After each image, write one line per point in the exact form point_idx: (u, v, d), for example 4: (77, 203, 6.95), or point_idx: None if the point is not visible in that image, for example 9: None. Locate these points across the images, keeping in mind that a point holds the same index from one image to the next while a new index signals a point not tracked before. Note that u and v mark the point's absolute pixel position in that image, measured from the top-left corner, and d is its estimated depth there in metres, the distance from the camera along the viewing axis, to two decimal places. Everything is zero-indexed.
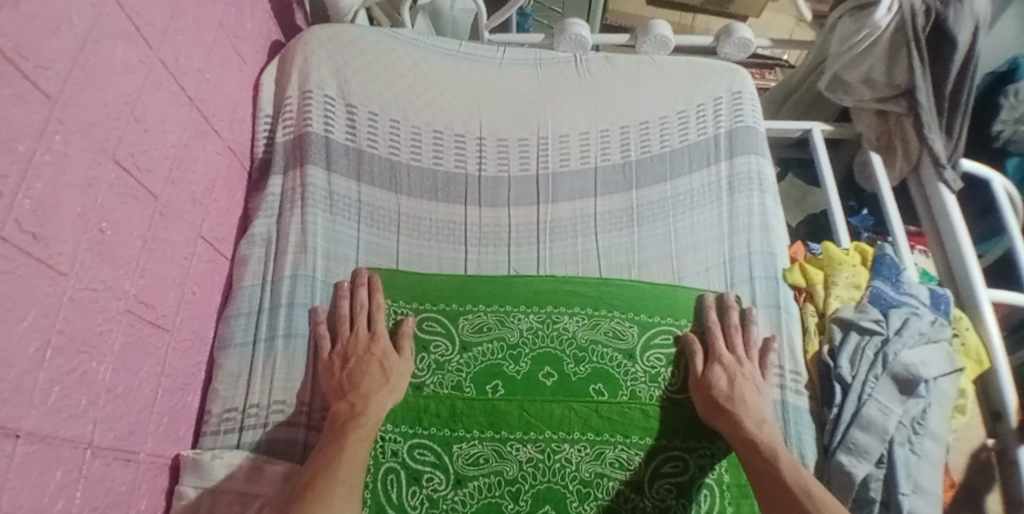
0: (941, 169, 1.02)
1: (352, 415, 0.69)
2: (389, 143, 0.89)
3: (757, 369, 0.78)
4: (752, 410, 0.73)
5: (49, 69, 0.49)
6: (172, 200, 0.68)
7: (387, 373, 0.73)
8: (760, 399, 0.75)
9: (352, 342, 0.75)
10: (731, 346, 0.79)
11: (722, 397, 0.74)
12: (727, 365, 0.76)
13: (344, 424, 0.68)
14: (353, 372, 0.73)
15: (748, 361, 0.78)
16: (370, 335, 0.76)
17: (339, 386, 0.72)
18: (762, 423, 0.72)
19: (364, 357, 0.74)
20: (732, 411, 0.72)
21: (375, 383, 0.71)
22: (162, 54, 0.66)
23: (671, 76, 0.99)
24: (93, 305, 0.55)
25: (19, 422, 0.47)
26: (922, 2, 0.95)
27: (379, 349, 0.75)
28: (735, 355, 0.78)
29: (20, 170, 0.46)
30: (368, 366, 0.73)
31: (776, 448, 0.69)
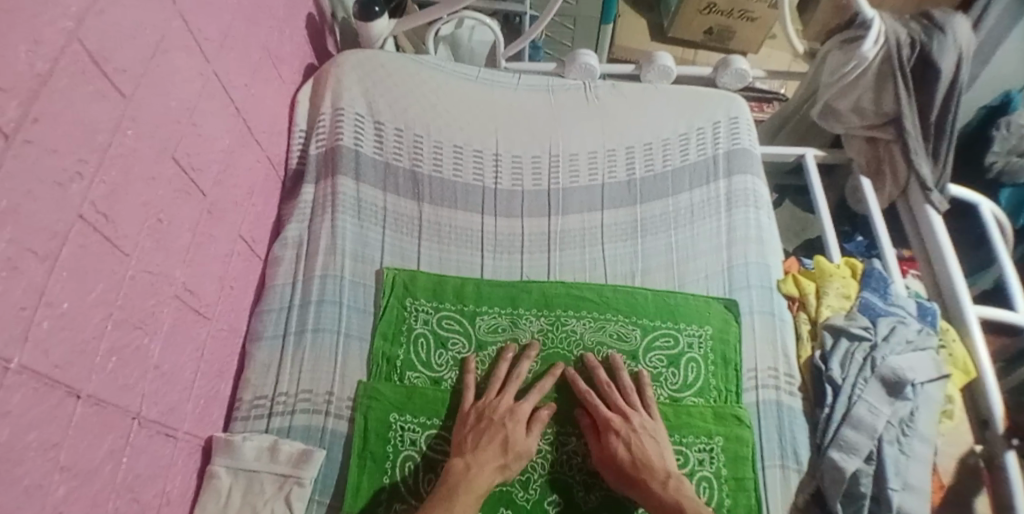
0: (928, 193, 1.08)
1: (466, 476, 0.69)
2: (413, 157, 0.97)
3: (647, 424, 0.77)
4: (655, 467, 0.72)
5: (124, 72, 0.57)
6: (218, 199, 0.75)
7: (514, 443, 0.72)
8: (659, 451, 0.74)
9: (492, 404, 0.76)
10: (613, 406, 0.78)
11: (620, 461, 0.72)
12: (616, 426, 0.75)
13: (457, 483, 0.68)
14: (484, 432, 0.73)
15: (636, 416, 0.77)
16: (513, 404, 0.76)
17: (464, 442, 0.73)
18: (667, 480, 0.71)
19: (499, 424, 0.74)
20: (634, 475, 0.71)
21: (499, 451, 0.72)
22: (216, 68, 0.74)
23: (673, 101, 1.06)
24: (148, 286, 0.61)
25: (82, 384, 0.52)
26: (907, 38, 1.04)
27: (516, 418, 0.75)
28: (620, 414, 0.77)
29: (98, 157, 0.53)
30: (497, 430, 0.73)
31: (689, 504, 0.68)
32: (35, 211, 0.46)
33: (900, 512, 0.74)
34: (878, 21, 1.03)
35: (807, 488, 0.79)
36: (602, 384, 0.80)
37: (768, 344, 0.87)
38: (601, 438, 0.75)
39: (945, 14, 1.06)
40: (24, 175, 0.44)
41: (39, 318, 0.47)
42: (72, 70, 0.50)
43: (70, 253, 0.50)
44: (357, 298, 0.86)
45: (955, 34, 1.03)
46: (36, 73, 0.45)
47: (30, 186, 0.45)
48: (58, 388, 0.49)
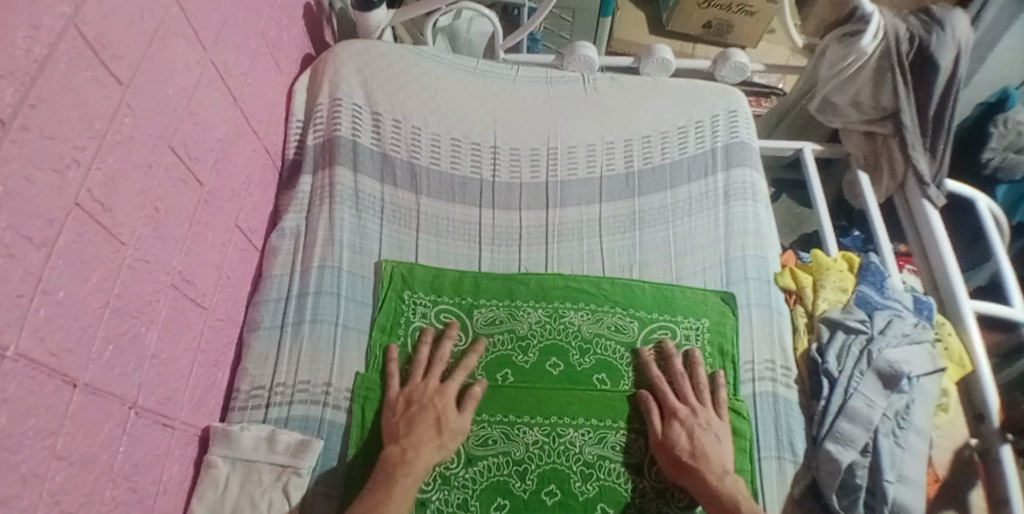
0: (925, 187, 1.09)
1: (402, 461, 0.69)
2: (410, 148, 0.96)
3: (713, 417, 0.78)
4: (713, 462, 0.73)
5: (122, 58, 0.56)
6: (215, 188, 0.75)
7: (444, 426, 0.73)
8: (720, 447, 0.75)
9: (419, 390, 0.77)
10: (682, 398, 0.80)
11: (683, 452, 0.74)
12: (682, 417, 0.77)
13: (395, 469, 0.69)
14: (413, 418, 0.74)
15: (702, 410, 0.79)
16: (438, 386, 0.77)
17: (396, 429, 0.74)
18: (724, 474, 0.72)
19: (427, 407, 0.75)
20: (693, 465, 0.73)
21: (429, 434, 0.72)
22: (214, 57, 0.74)
23: (673, 95, 1.06)
24: (146, 275, 0.61)
25: (78, 373, 0.52)
26: (906, 32, 1.04)
27: (442, 400, 0.76)
28: (688, 406, 0.78)
29: (96, 144, 0.53)
30: (426, 414, 0.74)
31: (741, 498, 0.69)
32: (32, 197, 0.45)
33: (895, 504, 0.75)
34: (878, 15, 1.03)
35: (803, 479, 0.79)
36: (675, 377, 0.82)
37: (765, 337, 0.88)
38: (664, 427, 0.77)
39: (944, 10, 1.06)
40: (20, 160, 0.44)
41: (36, 306, 0.46)
42: (71, 56, 0.49)
43: (67, 240, 0.50)
44: (356, 290, 0.86)
45: (954, 30, 1.03)
46: (33, 58, 0.45)
47: (27, 172, 0.45)
48: (54, 377, 0.49)
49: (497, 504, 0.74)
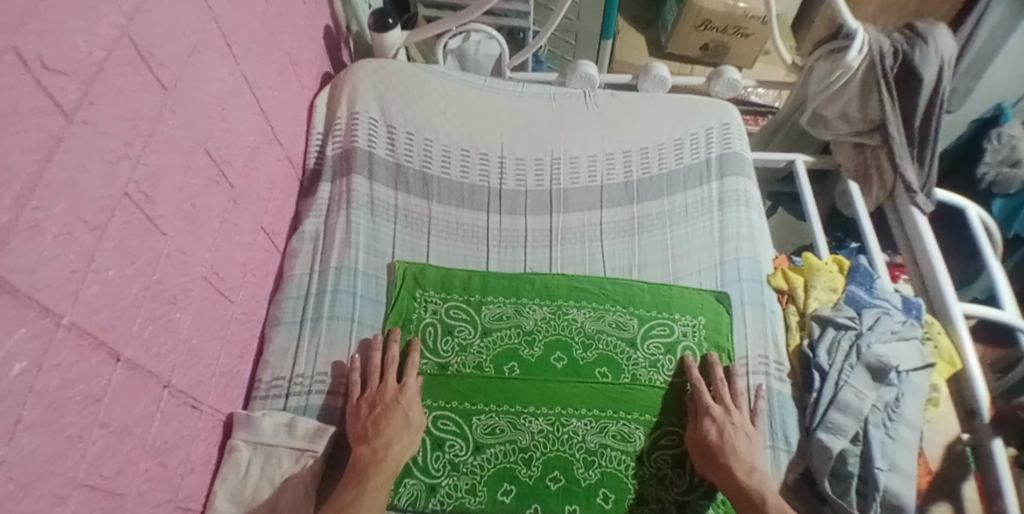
0: (913, 195, 1.13)
1: (376, 461, 0.73)
2: (422, 158, 1.03)
3: (745, 417, 0.82)
4: (743, 458, 0.77)
5: (166, 67, 0.63)
6: (243, 191, 0.81)
7: (409, 425, 0.78)
8: (750, 447, 0.79)
9: (380, 393, 0.80)
10: (719, 397, 0.84)
11: (716, 448, 0.77)
12: (716, 416, 0.80)
13: (368, 468, 0.73)
14: (379, 419, 0.77)
15: (736, 410, 0.82)
16: (398, 387, 0.81)
17: (364, 431, 0.77)
18: (751, 472, 0.75)
19: (392, 407, 0.79)
20: (723, 459, 0.76)
21: (397, 433, 0.76)
22: (244, 70, 0.81)
23: (670, 109, 1.12)
24: (180, 265, 0.67)
25: (120, 348, 0.58)
26: (890, 47, 1.10)
27: (405, 401, 0.80)
28: (722, 405, 0.82)
29: (143, 142, 0.59)
30: (395, 415, 0.78)
31: (766, 493, 0.72)
32: (88, 186, 0.52)
33: (886, 492, 0.77)
34: (863, 31, 1.09)
35: (796, 467, 0.83)
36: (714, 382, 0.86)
37: (759, 334, 0.92)
38: (697, 423, 0.81)
39: (928, 25, 1.11)
40: (79, 151, 0.50)
41: (88, 282, 0.52)
42: (123, 61, 0.56)
43: (117, 226, 0.56)
44: (370, 289, 0.91)
45: (937, 44, 1.08)
46: (92, 61, 0.51)
47: (83, 162, 0.51)
48: (100, 348, 0.55)
49: (504, 489, 0.78)
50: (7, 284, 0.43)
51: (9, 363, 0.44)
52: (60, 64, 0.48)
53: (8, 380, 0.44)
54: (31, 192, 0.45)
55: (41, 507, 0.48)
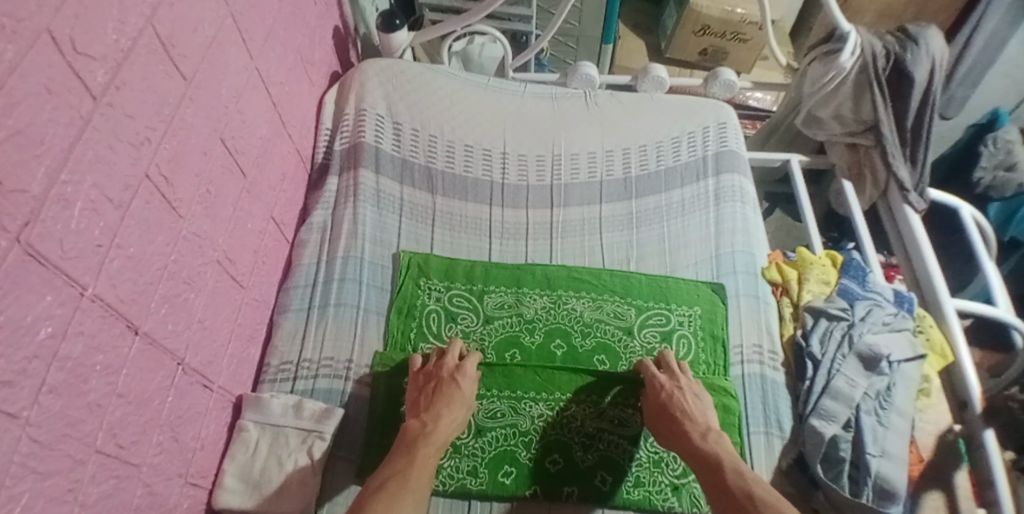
0: (906, 194, 1.17)
1: (424, 433, 0.75)
2: (427, 153, 1.06)
3: (694, 382, 0.83)
4: (697, 421, 0.78)
5: (187, 57, 0.66)
6: (255, 180, 0.84)
7: (462, 400, 0.79)
8: (701, 407, 0.80)
9: (437, 368, 0.82)
10: (665, 369, 0.85)
11: (670, 414, 0.78)
12: (664, 385, 0.81)
13: (416, 440, 0.74)
14: (435, 392, 0.79)
15: (682, 376, 0.84)
16: (457, 365, 0.82)
17: (417, 404, 0.79)
18: (707, 434, 0.77)
19: (445, 381, 0.79)
20: (678, 424, 0.77)
21: (449, 407, 0.77)
22: (258, 65, 0.84)
23: (668, 108, 1.15)
24: (197, 248, 0.70)
25: (139, 322, 0.60)
26: (882, 48, 1.12)
27: (462, 378, 0.80)
28: (669, 375, 0.84)
29: (164, 127, 0.63)
30: (449, 390, 0.78)
31: (722, 456, 0.74)
32: (114, 166, 0.55)
33: (877, 477, 0.79)
34: (854, 34, 1.12)
35: (790, 452, 0.85)
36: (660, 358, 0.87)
37: (753, 325, 0.94)
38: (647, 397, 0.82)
39: (918, 27, 1.14)
40: (107, 132, 0.54)
41: (111, 257, 0.55)
42: (148, 49, 0.59)
43: (138, 205, 0.59)
44: (376, 278, 0.94)
45: (928, 46, 1.11)
46: (120, 47, 0.55)
47: (110, 142, 0.54)
48: (120, 321, 0.57)
49: (505, 471, 0.80)
50: (38, 252, 0.46)
51: (36, 327, 0.47)
52: (91, 49, 0.51)
53: (36, 343, 0.47)
54: (61, 167, 0.48)
55: (61, 467, 0.51)
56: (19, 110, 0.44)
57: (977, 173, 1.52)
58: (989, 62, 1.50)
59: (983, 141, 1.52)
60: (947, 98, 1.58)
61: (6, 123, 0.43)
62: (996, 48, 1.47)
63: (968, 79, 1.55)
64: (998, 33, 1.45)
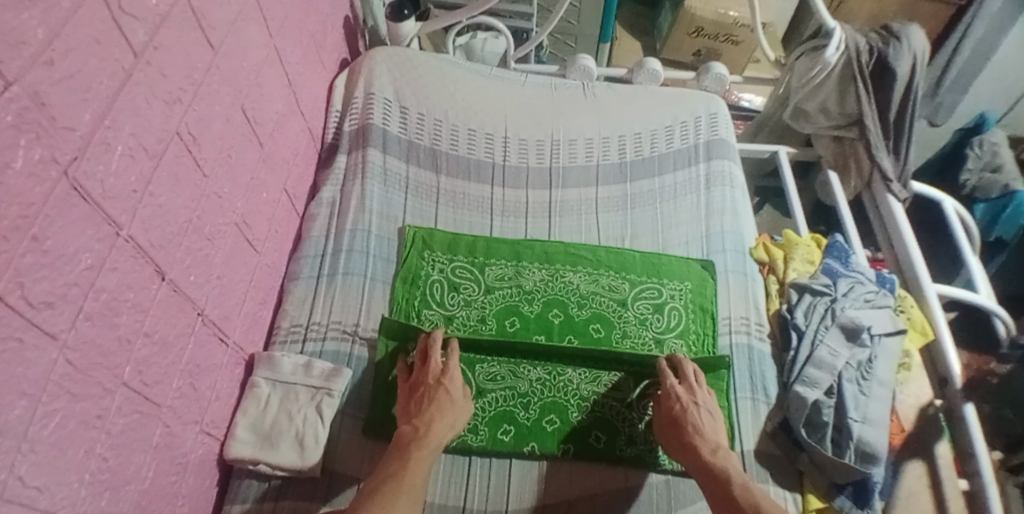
0: (889, 184, 1.21)
1: (416, 437, 0.74)
2: (432, 136, 1.11)
3: (709, 395, 0.83)
4: (708, 437, 0.78)
5: (215, 29, 0.71)
6: (270, 152, 0.89)
7: (453, 404, 0.79)
8: (714, 424, 0.80)
9: (423, 375, 0.82)
10: (683, 376, 0.84)
11: (682, 429, 0.79)
12: (681, 396, 0.81)
13: (408, 445, 0.74)
14: (423, 398, 0.79)
15: (699, 388, 0.83)
16: (442, 368, 0.82)
17: (408, 411, 0.79)
18: (717, 449, 0.77)
19: (433, 387, 0.80)
20: (689, 439, 0.78)
21: (439, 411, 0.77)
22: (277, 45, 0.89)
23: (662, 100, 1.21)
24: (218, 208, 0.75)
25: (167, 269, 0.65)
26: (866, 44, 1.19)
27: (448, 382, 0.80)
28: (686, 384, 0.83)
29: (193, 90, 0.67)
30: (437, 396, 0.79)
31: (729, 470, 0.73)
32: (149, 119, 0.59)
33: (858, 440, 0.83)
34: (840, 31, 1.18)
35: (775, 417, 0.89)
36: (675, 361, 0.87)
37: (740, 298, 0.99)
38: (665, 402, 0.82)
39: (901, 25, 1.20)
40: (144, 88, 0.58)
41: (144, 203, 0.59)
42: (182, 17, 0.64)
43: (169, 159, 0.63)
44: (382, 250, 0.99)
45: (910, 42, 1.17)
46: (158, 12, 0.60)
47: (146, 97, 0.59)
48: (150, 264, 0.61)
49: (503, 429, 0.85)
50: (82, 188, 0.50)
51: (77, 257, 0.50)
52: (133, 10, 0.56)
53: (77, 270, 0.50)
54: (104, 113, 0.53)
55: (92, 393, 0.54)
56: (72, 56, 0.48)
57: (963, 175, 1.57)
58: (978, 68, 1.57)
59: (971, 145, 1.57)
60: (936, 104, 1.66)
61: (62, 66, 0.47)
62: (985, 53, 1.55)
63: (956, 85, 1.62)
64: (986, 39, 1.52)
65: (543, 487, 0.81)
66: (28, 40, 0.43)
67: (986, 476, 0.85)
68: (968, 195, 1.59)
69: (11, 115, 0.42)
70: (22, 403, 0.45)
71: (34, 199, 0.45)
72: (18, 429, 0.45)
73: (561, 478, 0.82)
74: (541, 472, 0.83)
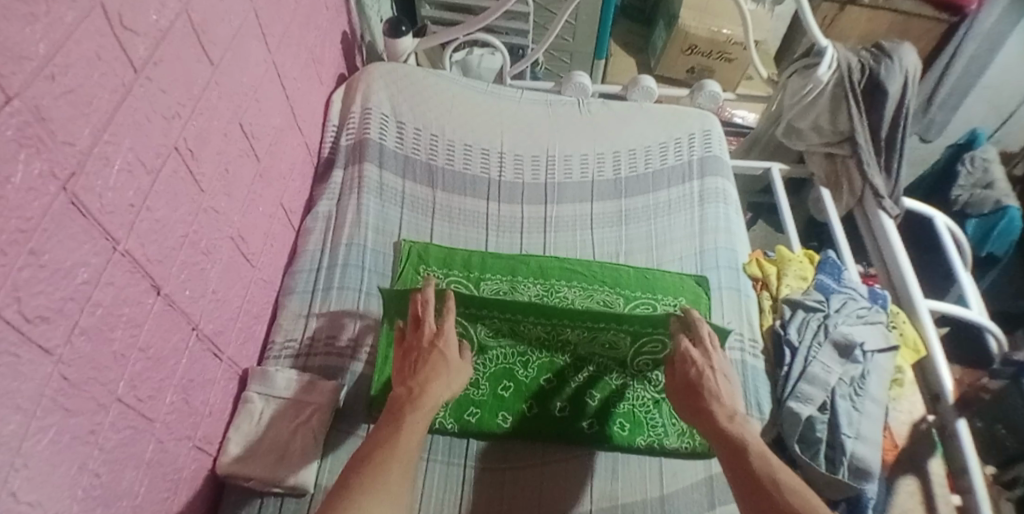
0: (880, 200, 1.23)
1: (411, 399, 0.73)
2: (428, 152, 1.12)
3: (724, 358, 0.81)
4: (724, 403, 0.76)
5: (215, 44, 0.72)
6: (267, 166, 0.90)
7: (449, 366, 0.77)
8: (730, 390, 0.78)
9: (417, 338, 0.80)
10: (699, 340, 0.83)
11: (698, 394, 0.77)
12: (696, 360, 0.80)
13: (403, 407, 0.72)
14: (417, 361, 0.78)
15: (715, 351, 0.81)
16: (436, 328, 0.81)
17: (402, 375, 0.77)
18: (733, 416, 0.74)
19: (427, 350, 0.78)
20: (704, 403, 0.76)
21: (435, 373, 0.76)
22: (275, 58, 0.90)
23: (656, 118, 1.21)
24: (215, 222, 0.75)
25: (163, 283, 0.65)
26: (857, 63, 1.20)
27: (443, 344, 0.79)
28: (701, 348, 0.81)
29: (192, 104, 0.68)
30: (433, 358, 0.77)
31: (745, 436, 0.71)
32: (148, 134, 0.60)
33: (852, 456, 0.83)
34: (831, 49, 1.20)
35: (768, 433, 0.89)
36: (689, 321, 0.84)
37: (734, 314, 1.00)
38: (683, 363, 0.81)
39: (892, 45, 1.22)
40: (144, 102, 0.59)
41: (141, 217, 0.60)
42: (183, 33, 0.65)
43: (167, 173, 0.64)
44: (378, 264, 0.99)
45: (900, 61, 1.19)
46: (159, 27, 0.60)
47: (146, 111, 0.59)
48: (146, 278, 0.61)
49: (503, 385, 0.90)
50: (80, 203, 0.50)
51: (74, 271, 0.51)
52: (134, 26, 0.56)
53: (73, 285, 0.50)
54: (104, 127, 0.53)
55: (86, 409, 0.53)
56: (74, 70, 0.49)
57: (954, 191, 1.58)
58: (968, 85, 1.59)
59: (961, 161, 1.59)
60: (927, 121, 1.69)
61: (64, 80, 0.48)
62: (977, 70, 1.57)
63: (947, 103, 1.64)
64: (978, 56, 1.55)
65: (538, 496, 0.81)
66: (29, 54, 0.43)
67: (979, 492, 0.86)
68: (959, 211, 1.59)
69: (13, 129, 0.42)
70: (16, 418, 0.45)
71: (33, 213, 0.45)
72: (12, 444, 0.45)
73: (559, 491, 0.82)
74: (540, 475, 0.84)
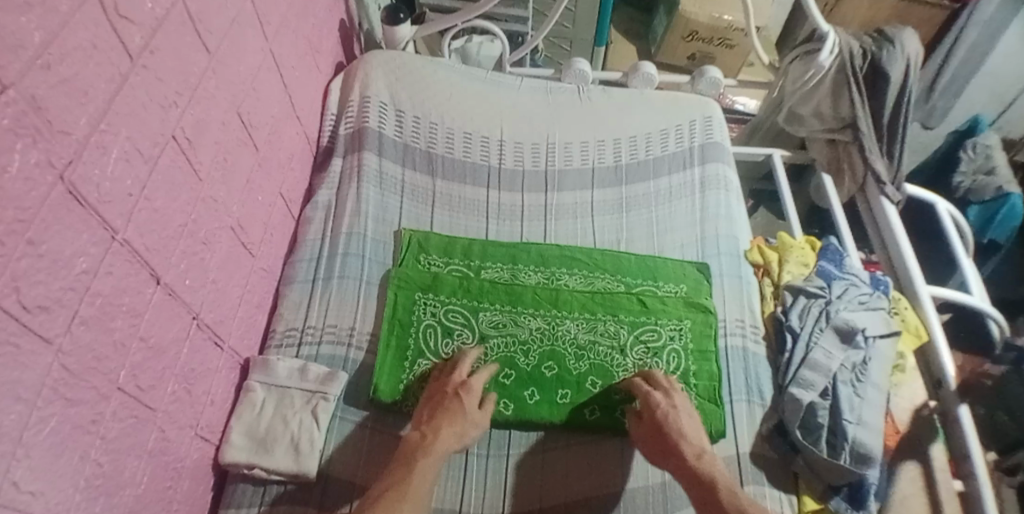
0: (883, 186, 1.22)
1: (423, 444, 0.75)
2: (427, 140, 1.12)
3: (684, 398, 0.83)
4: (692, 442, 0.77)
5: (212, 32, 0.71)
6: (266, 155, 0.89)
7: (466, 418, 0.78)
8: (694, 426, 0.80)
9: (441, 385, 0.82)
10: (656, 383, 0.84)
11: (665, 436, 0.78)
12: (660, 403, 0.81)
13: (413, 451, 0.74)
14: (437, 407, 0.80)
15: (675, 393, 0.83)
16: (462, 380, 0.83)
17: (419, 419, 0.79)
18: (701, 455, 0.76)
19: (448, 396, 0.80)
20: (674, 444, 0.77)
21: (450, 419, 0.78)
22: (273, 47, 0.89)
23: (657, 105, 1.20)
24: (214, 212, 0.75)
25: (162, 273, 0.65)
26: (859, 48, 1.19)
27: (466, 393, 0.81)
28: (662, 390, 0.83)
29: (189, 93, 0.67)
30: (453, 406, 0.79)
31: (718, 478, 0.72)
32: (145, 123, 0.59)
33: (853, 442, 0.83)
34: (833, 34, 1.19)
35: (769, 419, 0.90)
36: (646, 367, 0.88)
37: (735, 301, 1.00)
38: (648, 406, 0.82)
39: (895, 30, 1.21)
40: (141, 91, 0.58)
41: (139, 207, 0.59)
42: (179, 21, 0.64)
43: (165, 163, 0.63)
44: (378, 253, 0.99)
45: (903, 46, 1.18)
46: (155, 16, 0.60)
47: (142, 100, 0.58)
48: (145, 268, 0.61)
49: (504, 373, 0.89)
50: (79, 193, 0.50)
51: (73, 261, 0.50)
52: (130, 14, 0.56)
53: (72, 275, 0.50)
54: (101, 117, 0.53)
55: (87, 398, 0.53)
56: (69, 59, 0.48)
57: (956, 178, 1.58)
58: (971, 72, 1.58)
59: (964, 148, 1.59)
60: (930, 108, 1.68)
61: (60, 70, 0.47)
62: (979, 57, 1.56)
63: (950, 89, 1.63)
64: (980, 43, 1.53)
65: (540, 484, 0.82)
66: (24, 43, 0.43)
67: (980, 478, 0.85)
68: (962, 197, 1.58)
69: (8, 119, 0.42)
70: (17, 408, 0.45)
71: (30, 203, 0.45)
72: (13, 434, 0.45)
73: (561, 478, 0.83)
74: (541, 463, 0.84)
